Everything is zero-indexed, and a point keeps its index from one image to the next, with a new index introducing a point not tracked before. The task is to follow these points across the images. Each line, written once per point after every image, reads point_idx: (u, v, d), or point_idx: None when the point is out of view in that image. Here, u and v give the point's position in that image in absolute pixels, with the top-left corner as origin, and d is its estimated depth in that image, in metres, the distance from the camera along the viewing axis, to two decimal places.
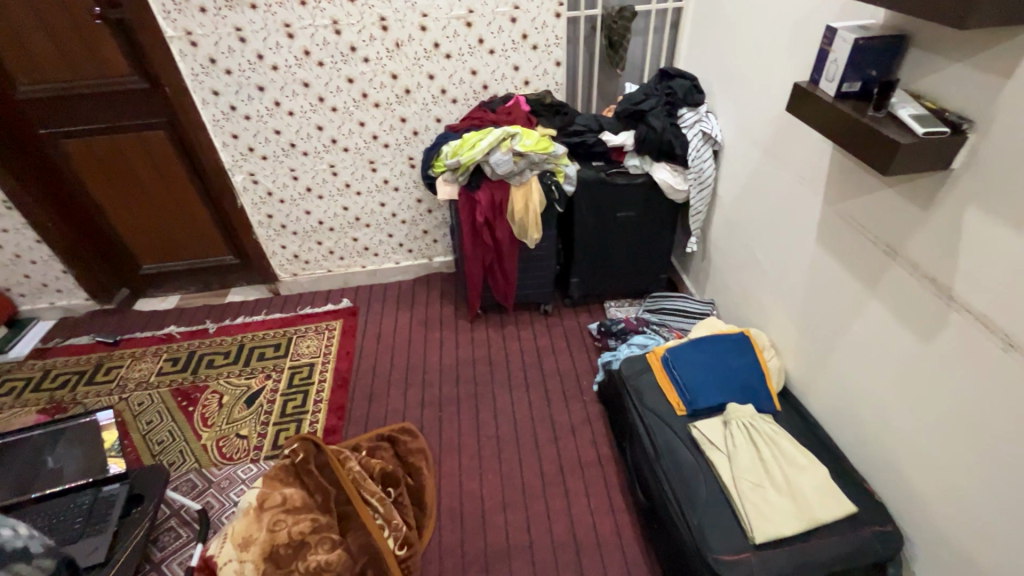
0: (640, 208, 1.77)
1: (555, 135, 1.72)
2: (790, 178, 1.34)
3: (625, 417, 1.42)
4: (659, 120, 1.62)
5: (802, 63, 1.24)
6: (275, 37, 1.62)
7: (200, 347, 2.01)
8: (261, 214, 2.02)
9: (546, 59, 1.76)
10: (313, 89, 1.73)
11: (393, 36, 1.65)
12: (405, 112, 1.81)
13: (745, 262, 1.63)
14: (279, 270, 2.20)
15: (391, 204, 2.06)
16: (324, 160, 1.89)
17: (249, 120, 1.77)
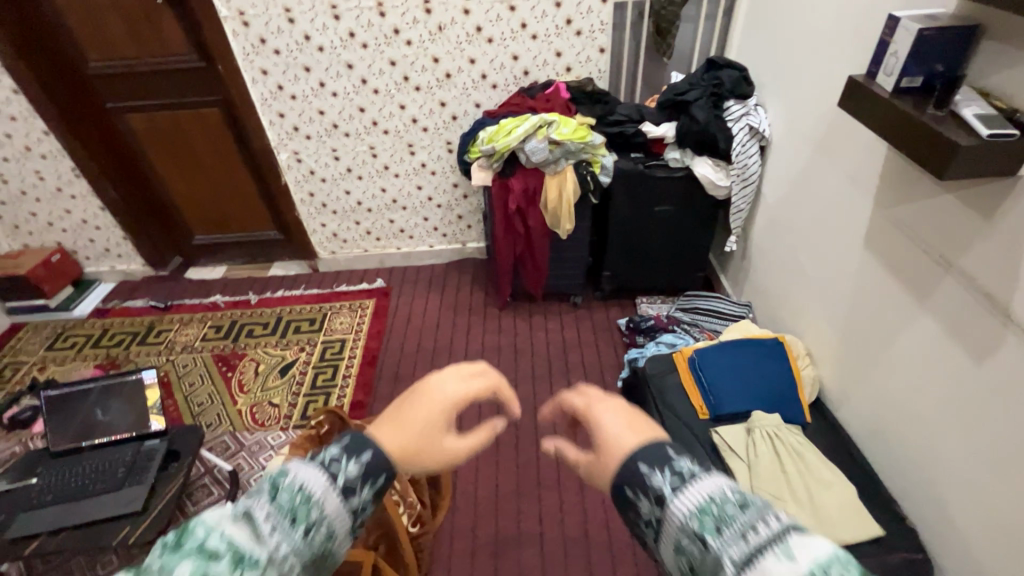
0: (677, 203, 1.71)
1: (594, 124, 1.68)
2: (839, 179, 1.27)
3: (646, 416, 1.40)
4: (703, 113, 1.54)
5: (863, 55, 1.16)
6: (321, 18, 1.65)
7: (241, 317, 2.12)
8: (304, 192, 2.08)
9: (590, 45, 1.72)
10: (356, 70, 1.76)
11: (436, 19, 1.65)
12: (445, 97, 1.82)
13: (787, 265, 1.55)
14: (319, 247, 2.27)
15: (427, 188, 2.08)
16: (365, 141, 1.93)
17: (295, 100, 1.82)
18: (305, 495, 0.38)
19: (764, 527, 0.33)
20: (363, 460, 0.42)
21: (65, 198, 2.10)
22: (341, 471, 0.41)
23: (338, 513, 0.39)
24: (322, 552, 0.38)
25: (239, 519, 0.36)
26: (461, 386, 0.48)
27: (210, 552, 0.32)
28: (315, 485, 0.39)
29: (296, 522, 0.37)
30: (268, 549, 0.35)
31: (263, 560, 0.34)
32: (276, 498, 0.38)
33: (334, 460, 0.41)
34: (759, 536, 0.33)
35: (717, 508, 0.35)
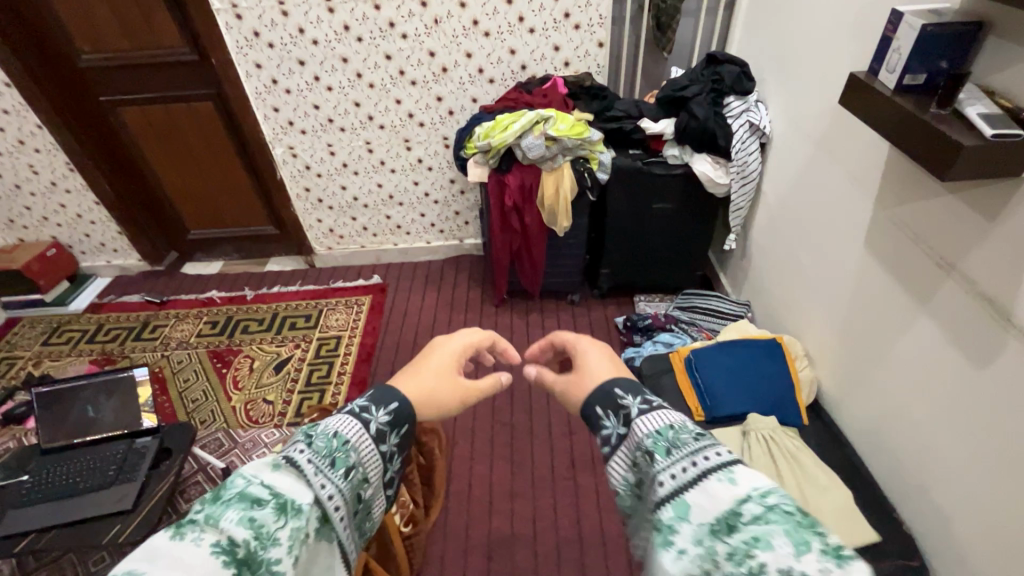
0: (676, 201, 1.69)
1: (592, 120, 1.66)
2: (841, 178, 1.25)
3: None
4: (703, 109, 1.50)
5: (866, 51, 1.13)
6: (316, 11, 1.62)
7: (237, 313, 2.11)
8: (299, 187, 2.06)
9: (589, 39, 1.69)
10: (351, 65, 1.73)
11: (432, 12, 1.62)
12: (442, 91, 1.79)
13: (787, 264, 1.53)
14: (315, 243, 2.26)
15: (424, 184, 2.06)
16: (361, 136, 1.91)
17: (290, 94, 1.80)
18: (339, 442, 0.53)
19: (713, 455, 0.46)
20: (390, 412, 0.58)
21: (59, 192, 2.08)
22: (371, 421, 0.56)
23: (367, 456, 0.54)
24: (355, 486, 0.53)
25: (280, 469, 0.49)
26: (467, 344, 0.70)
27: (255, 499, 0.45)
28: (348, 434, 0.54)
29: (332, 466, 0.51)
30: (311, 490, 0.49)
31: (303, 504, 0.48)
32: (313, 448, 0.51)
33: (363, 412, 0.56)
34: (708, 460, 0.46)
35: (677, 436, 0.49)
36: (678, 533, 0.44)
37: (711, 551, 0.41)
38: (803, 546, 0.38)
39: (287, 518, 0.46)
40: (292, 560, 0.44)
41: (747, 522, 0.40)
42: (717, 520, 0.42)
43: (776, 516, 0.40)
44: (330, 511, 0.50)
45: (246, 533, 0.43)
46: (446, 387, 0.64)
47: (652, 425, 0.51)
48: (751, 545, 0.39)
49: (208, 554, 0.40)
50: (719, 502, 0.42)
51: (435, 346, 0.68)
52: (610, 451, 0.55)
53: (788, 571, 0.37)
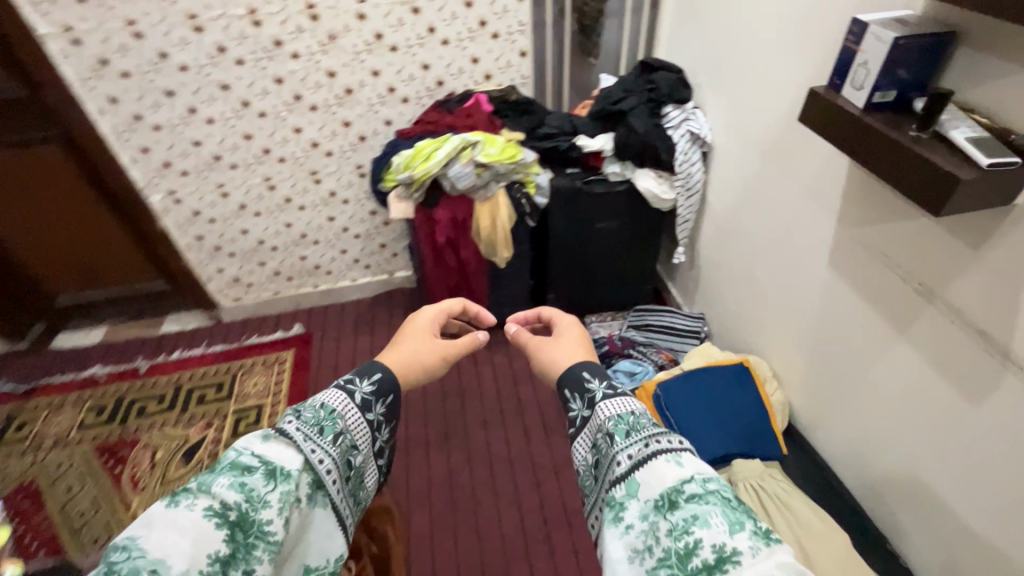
0: (621, 218, 1.57)
1: (523, 139, 1.49)
2: (795, 192, 1.17)
3: None
4: (643, 123, 1.38)
5: (818, 58, 1.04)
6: (179, 32, 1.33)
7: (129, 391, 1.77)
8: (189, 236, 1.75)
9: (509, 49, 1.52)
10: (234, 92, 1.45)
11: (326, 26, 1.38)
12: (348, 115, 1.56)
13: (742, 278, 1.45)
14: (219, 295, 1.95)
15: (341, 218, 1.81)
16: (257, 173, 1.63)
17: (160, 131, 1.49)
18: (325, 412, 0.64)
19: (665, 441, 0.59)
20: (371, 384, 0.72)
21: None
22: (354, 392, 0.69)
23: (352, 423, 0.66)
24: (344, 451, 0.63)
25: (270, 441, 0.58)
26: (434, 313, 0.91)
27: (246, 467, 0.54)
28: (332, 405, 0.65)
29: (321, 434, 0.62)
30: (300, 455, 0.59)
31: (291, 470, 0.57)
32: (302, 420, 0.62)
33: (348, 386, 0.69)
34: (659, 443, 0.58)
35: (637, 420, 0.62)
36: (626, 509, 0.55)
37: (653, 524, 0.52)
38: (735, 525, 0.48)
39: (276, 481, 0.55)
40: (283, 518, 0.53)
41: (687, 500, 0.52)
42: (662, 498, 0.53)
43: (713, 498, 0.51)
44: (320, 474, 0.60)
45: (238, 496, 0.52)
46: (424, 349, 0.84)
47: (616, 410, 0.65)
48: (689, 521, 0.49)
49: (201, 517, 0.48)
50: (665, 481, 0.54)
51: (412, 321, 0.90)
52: (578, 432, 0.68)
53: (720, 544, 0.47)
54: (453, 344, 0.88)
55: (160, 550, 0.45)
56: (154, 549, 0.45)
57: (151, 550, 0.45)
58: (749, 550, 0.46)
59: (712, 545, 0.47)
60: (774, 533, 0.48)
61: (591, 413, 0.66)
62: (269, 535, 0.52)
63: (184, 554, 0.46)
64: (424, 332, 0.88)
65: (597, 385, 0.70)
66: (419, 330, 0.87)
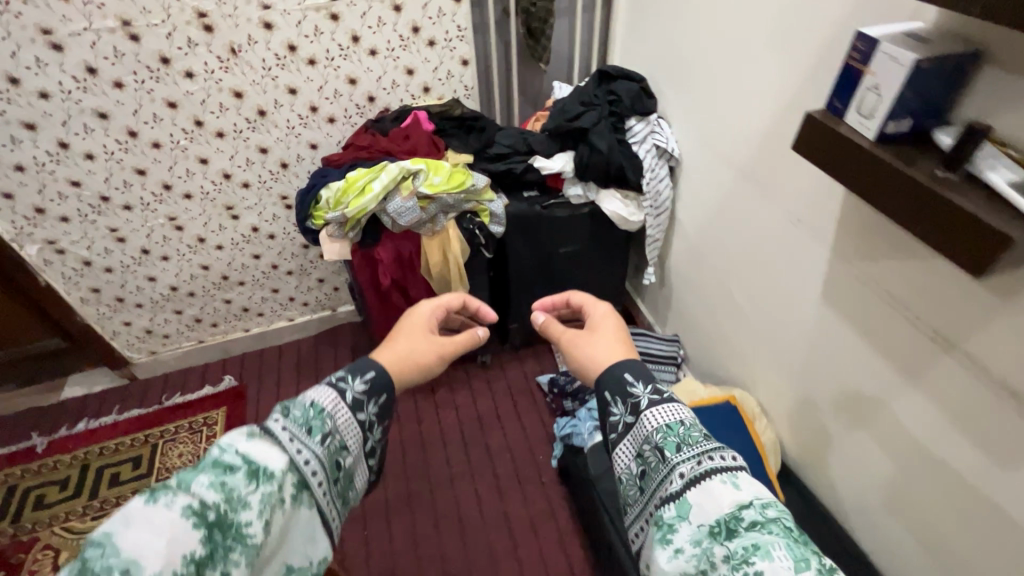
0: (584, 241, 1.42)
1: (472, 162, 1.31)
2: (778, 219, 1.05)
3: (610, 549, 1.19)
4: (607, 141, 1.21)
5: (800, 69, 0.91)
6: (30, 51, 1.06)
7: (23, 478, 1.48)
8: (82, 289, 1.47)
9: (449, 58, 1.33)
10: (116, 120, 1.19)
11: (224, 38, 1.14)
12: (264, 141, 1.33)
13: (720, 305, 1.33)
14: (129, 350, 1.67)
15: (268, 255, 1.58)
16: (159, 213, 1.38)
17: (24, 172, 1.21)
18: (315, 410, 0.61)
19: (719, 458, 0.56)
20: (365, 382, 0.67)
21: None
22: (346, 390, 0.65)
23: (342, 422, 0.63)
24: (332, 452, 0.60)
25: (255, 438, 0.56)
26: (432, 304, 0.86)
27: (227, 466, 0.52)
28: (323, 401, 0.62)
29: (309, 433, 0.59)
30: (285, 454, 0.56)
31: (275, 469, 0.55)
32: (290, 418, 0.59)
33: (342, 382, 0.65)
34: (714, 461, 0.56)
35: (687, 432, 0.59)
36: (676, 531, 0.54)
37: (707, 548, 0.51)
38: (800, 561, 0.46)
39: (258, 483, 0.53)
40: (264, 522, 0.52)
41: (747, 528, 0.50)
42: (718, 525, 0.52)
43: (775, 528, 0.49)
44: (306, 474, 0.57)
45: (217, 497, 0.50)
46: (424, 345, 0.78)
47: (663, 420, 0.61)
48: (749, 552, 0.48)
49: (177, 516, 0.47)
50: (721, 507, 0.53)
51: (410, 314, 0.83)
52: (619, 438, 0.65)
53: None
54: (451, 341, 0.82)
55: (134, 549, 0.44)
56: (127, 548, 0.44)
57: (124, 550, 0.44)
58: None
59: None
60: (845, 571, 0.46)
61: (635, 420, 0.63)
62: (249, 539, 0.50)
63: (159, 555, 0.45)
64: (422, 328, 0.81)
65: (641, 389, 0.65)
66: (417, 326, 0.81)
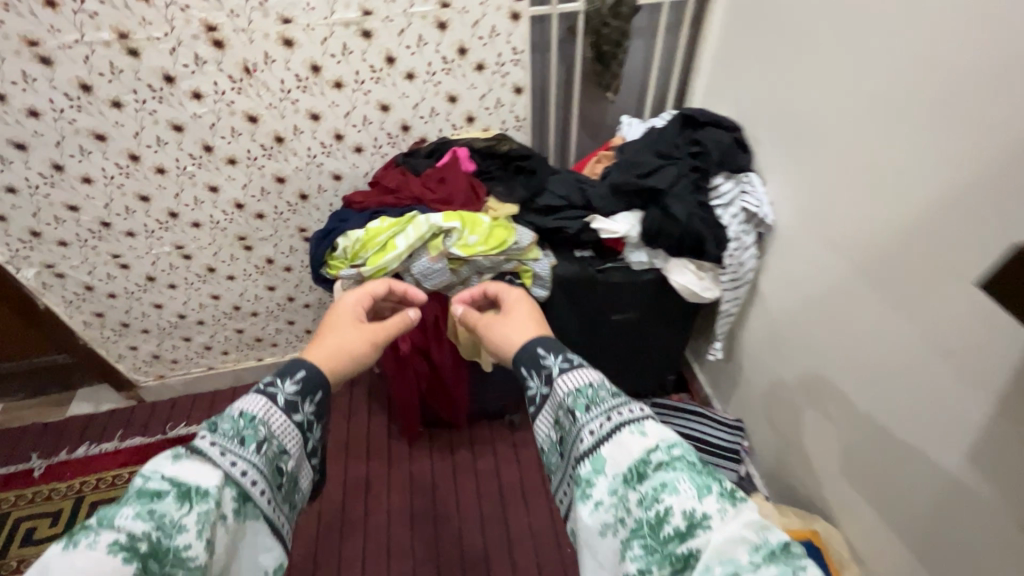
0: (642, 309, 1.19)
1: (518, 213, 1.09)
2: (914, 339, 0.79)
3: None
4: (686, 208, 0.97)
5: (984, 154, 0.66)
6: (17, 65, 0.91)
7: (17, 507, 1.40)
8: (85, 314, 1.35)
9: (500, 85, 1.12)
10: (115, 143, 1.04)
11: (237, 55, 0.97)
12: (281, 170, 1.16)
13: (806, 408, 1.08)
14: (136, 374, 1.56)
15: (284, 287, 1.42)
16: (165, 240, 1.23)
17: (17, 194, 1.08)
18: (246, 420, 0.56)
19: (627, 412, 0.56)
20: (297, 382, 0.62)
21: None
22: (279, 394, 0.60)
23: (280, 428, 0.59)
24: (271, 458, 0.57)
25: (181, 460, 0.52)
26: (355, 296, 0.85)
27: (155, 492, 0.49)
28: (253, 410, 0.57)
29: (242, 443, 0.55)
30: (219, 470, 0.52)
31: (209, 488, 0.51)
32: (218, 432, 0.54)
33: (270, 387, 0.60)
34: (623, 415, 0.56)
35: (595, 393, 0.58)
36: (594, 485, 0.53)
37: (624, 498, 0.51)
38: (703, 489, 0.49)
39: (193, 503, 0.49)
40: (204, 541, 0.48)
41: (655, 468, 0.51)
42: (630, 472, 0.52)
43: (680, 465, 0.51)
44: (247, 486, 0.54)
45: (147, 527, 0.46)
46: (351, 334, 0.77)
47: (573, 384, 0.60)
48: (659, 491, 0.49)
49: (103, 556, 0.43)
50: (632, 454, 0.53)
51: (337, 308, 0.83)
52: (538, 410, 0.64)
53: (690, 509, 0.48)
54: (382, 327, 0.81)
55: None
56: None
57: None
58: (718, 513, 0.47)
59: (682, 513, 0.48)
60: (738, 490, 0.49)
61: (549, 390, 0.63)
62: (190, 562, 0.47)
63: None
64: (351, 319, 0.81)
65: (553, 360, 0.65)
66: (344, 317, 0.81)
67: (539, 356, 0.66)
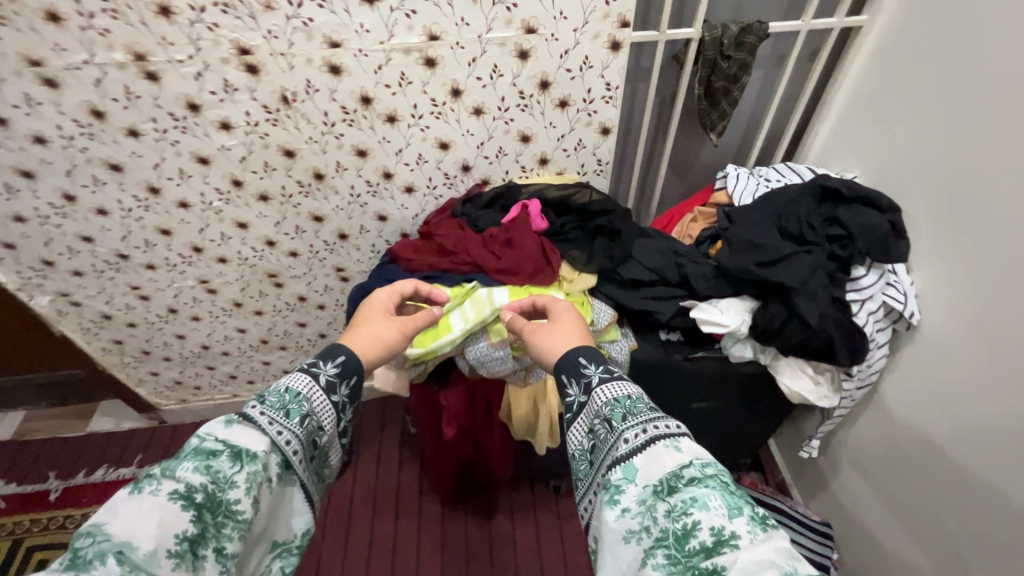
0: (731, 400, 0.99)
1: (596, 285, 0.90)
2: None
3: None
4: (819, 310, 0.75)
5: None
6: (17, 86, 0.76)
7: (29, 533, 1.32)
8: (103, 341, 1.24)
9: (583, 124, 0.91)
10: (132, 174, 0.89)
11: (273, 83, 0.80)
12: (319, 208, 0.99)
13: (947, 552, 0.85)
14: (157, 397, 1.45)
15: (316, 324, 1.27)
16: (187, 275, 1.09)
17: (26, 223, 0.95)
18: (291, 395, 0.60)
19: (663, 426, 0.55)
20: (337, 365, 0.65)
21: None
22: (320, 374, 0.63)
23: (319, 405, 0.62)
24: (311, 432, 0.60)
25: (234, 425, 0.56)
26: (387, 290, 0.79)
27: (210, 452, 0.53)
28: (298, 387, 0.61)
29: (286, 417, 0.58)
30: (265, 437, 0.56)
31: (257, 451, 0.54)
32: (266, 404, 0.58)
33: (311, 368, 0.63)
34: (657, 429, 0.54)
35: (633, 404, 0.57)
36: (624, 493, 0.52)
37: (651, 507, 0.50)
38: (734, 508, 0.46)
39: (242, 463, 0.53)
40: (251, 499, 0.52)
41: (687, 483, 0.49)
42: (660, 483, 0.50)
43: (713, 482, 0.48)
44: (288, 455, 0.57)
45: (203, 478, 0.51)
46: (385, 327, 0.73)
47: (611, 394, 0.59)
48: (687, 503, 0.47)
49: (166, 500, 0.48)
50: (664, 466, 0.51)
51: (368, 301, 0.78)
52: (574, 418, 0.62)
53: (719, 527, 0.45)
54: (414, 321, 0.76)
55: (127, 534, 0.45)
56: (119, 533, 0.44)
57: (116, 535, 0.44)
58: (747, 534, 0.44)
59: (710, 528, 0.45)
60: (771, 518, 0.46)
61: (587, 399, 0.60)
62: (238, 513, 0.51)
63: (151, 534, 0.45)
64: (383, 309, 0.76)
65: (595, 369, 0.62)
66: (377, 308, 0.76)
67: (578, 364, 0.63)
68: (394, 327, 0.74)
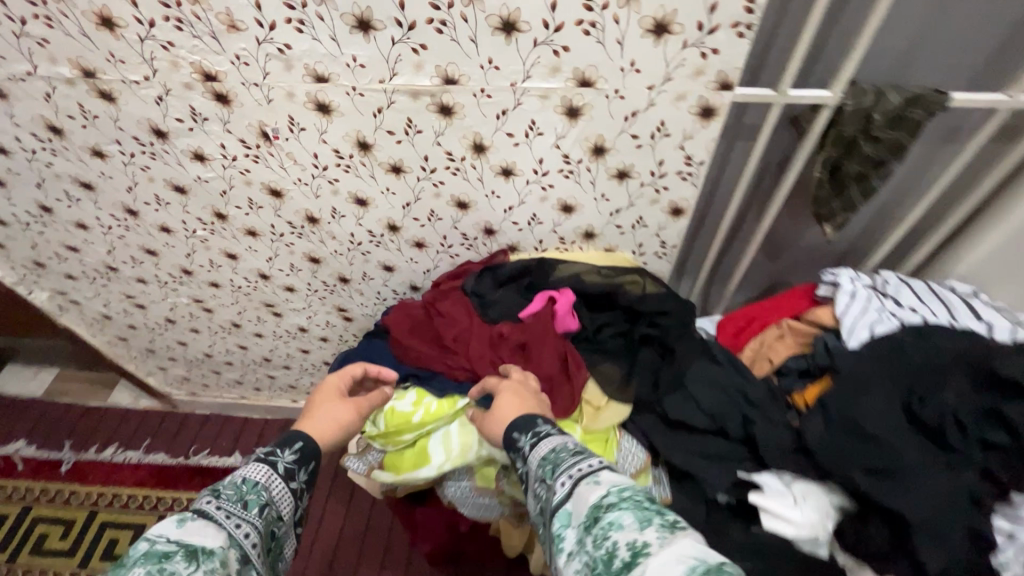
0: None
1: (626, 417, 0.68)
2: None
3: None
4: (947, 553, 0.51)
5: None
6: None
7: (37, 503, 1.33)
8: (108, 335, 1.18)
9: (646, 201, 0.68)
10: (106, 194, 0.77)
11: (249, 116, 0.63)
12: (315, 250, 0.83)
13: None
14: (168, 388, 1.41)
15: (319, 352, 1.14)
16: (180, 293, 0.99)
17: (9, 226, 0.87)
18: (249, 484, 0.47)
19: (587, 463, 0.44)
20: (298, 451, 0.52)
21: None
22: (278, 462, 0.50)
23: (281, 494, 0.48)
24: (270, 524, 0.47)
25: (187, 523, 0.42)
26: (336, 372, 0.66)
27: (162, 554, 0.39)
28: (257, 475, 0.47)
29: (245, 509, 0.45)
30: (224, 531, 0.42)
31: (217, 547, 0.41)
32: (221, 497, 0.45)
33: (269, 455, 0.50)
34: (581, 469, 0.44)
35: (557, 453, 0.46)
36: (564, 542, 0.41)
37: (586, 554, 0.39)
38: (644, 520, 0.37)
39: (199, 563, 0.39)
40: None
41: (604, 510, 0.39)
42: (585, 521, 0.40)
43: (626, 503, 0.39)
44: (249, 550, 0.43)
45: None
46: (337, 410, 0.60)
47: (537, 455, 0.48)
48: (604, 530, 0.38)
49: None
50: (585, 503, 0.41)
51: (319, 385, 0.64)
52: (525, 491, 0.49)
53: (634, 541, 0.36)
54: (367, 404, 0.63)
55: None
56: None
57: None
58: (658, 539, 0.36)
59: (626, 543, 0.36)
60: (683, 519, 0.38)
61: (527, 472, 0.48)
62: None
63: None
64: (336, 392, 0.63)
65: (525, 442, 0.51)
66: (329, 391, 0.63)
67: (510, 437, 0.52)
68: (355, 408, 0.61)
